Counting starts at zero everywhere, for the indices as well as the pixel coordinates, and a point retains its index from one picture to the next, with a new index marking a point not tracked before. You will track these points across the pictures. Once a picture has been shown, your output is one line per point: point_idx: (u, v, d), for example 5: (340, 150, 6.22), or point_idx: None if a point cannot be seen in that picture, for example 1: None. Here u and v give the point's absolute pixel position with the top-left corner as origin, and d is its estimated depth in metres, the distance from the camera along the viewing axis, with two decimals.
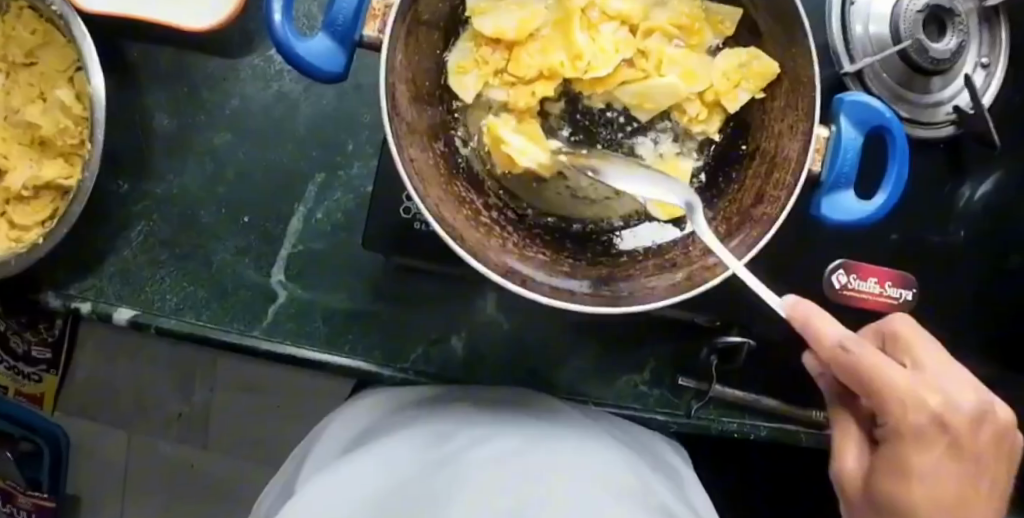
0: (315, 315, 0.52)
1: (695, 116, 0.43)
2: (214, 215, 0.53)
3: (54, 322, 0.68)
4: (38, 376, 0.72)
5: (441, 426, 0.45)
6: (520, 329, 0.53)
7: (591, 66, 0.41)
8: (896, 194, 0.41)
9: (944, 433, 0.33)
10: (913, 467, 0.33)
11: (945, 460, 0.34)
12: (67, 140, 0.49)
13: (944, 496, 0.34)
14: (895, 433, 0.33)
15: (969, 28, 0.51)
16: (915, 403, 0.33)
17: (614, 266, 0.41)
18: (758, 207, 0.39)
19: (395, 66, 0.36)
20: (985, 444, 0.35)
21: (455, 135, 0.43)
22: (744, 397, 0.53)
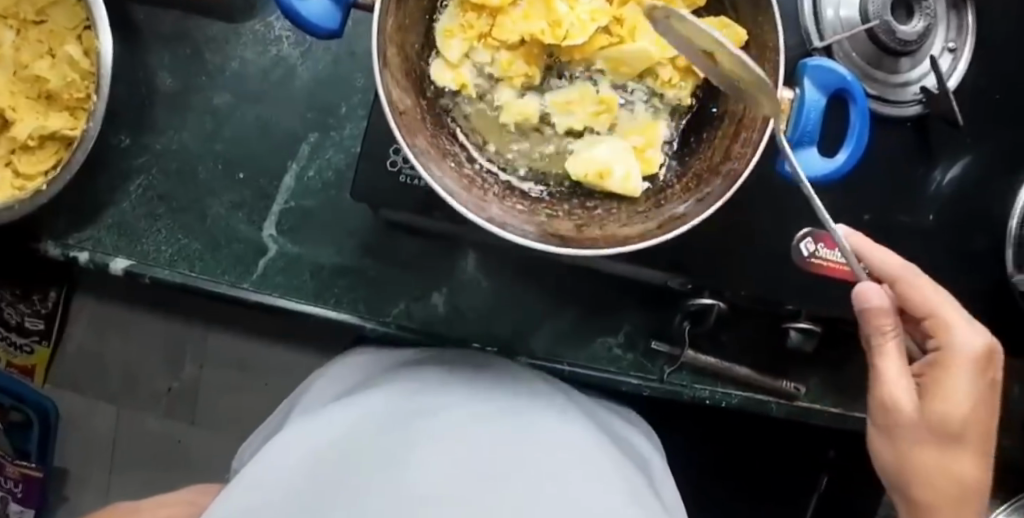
0: (303, 269, 0.55)
1: (667, 80, 0.44)
2: (211, 170, 0.55)
3: (48, 293, 0.75)
4: (31, 348, 0.77)
5: (419, 380, 0.47)
6: (498, 289, 0.56)
7: (568, 34, 0.43)
8: (858, 154, 0.42)
9: (977, 367, 0.42)
10: (949, 387, 0.41)
11: (970, 393, 0.41)
12: (75, 93, 0.50)
13: (966, 418, 0.42)
14: (946, 362, 0.41)
15: (937, 12, 0.53)
16: (941, 323, 0.42)
17: (589, 217, 0.43)
18: (726, 164, 0.41)
19: (386, 30, 0.39)
20: (989, 388, 0.42)
21: (452, 103, 0.45)
22: (718, 366, 0.55)
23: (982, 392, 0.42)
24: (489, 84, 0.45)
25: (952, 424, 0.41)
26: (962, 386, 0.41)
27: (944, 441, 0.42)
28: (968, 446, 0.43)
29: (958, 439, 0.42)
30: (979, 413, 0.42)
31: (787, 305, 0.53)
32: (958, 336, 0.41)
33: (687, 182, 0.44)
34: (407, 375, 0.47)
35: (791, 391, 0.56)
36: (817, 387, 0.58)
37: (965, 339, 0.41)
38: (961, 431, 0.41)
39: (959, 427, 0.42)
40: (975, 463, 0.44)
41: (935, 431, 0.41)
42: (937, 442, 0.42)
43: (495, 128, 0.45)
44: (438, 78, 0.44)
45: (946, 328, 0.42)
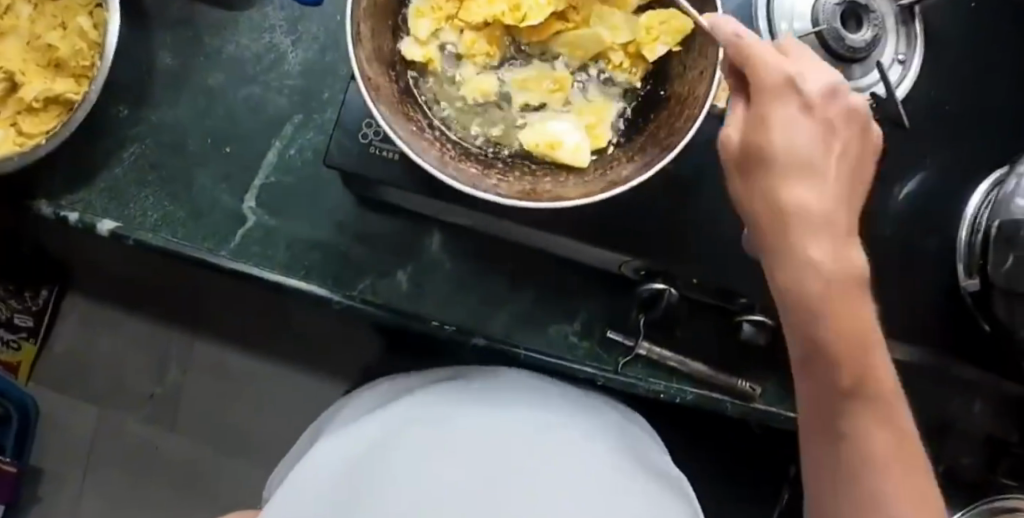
0: (278, 240, 0.57)
1: (618, 64, 0.48)
2: (201, 144, 0.58)
3: (39, 293, 0.94)
4: (18, 345, 0.94)
5: (442, 392, 0.55)
6: (460, 271, 0.58)
7: (526, 16, 0.46)
8: None
9: (800, 98, 0.37)
10: (769, 113, 0.37)
11: (804, 121, 0.37)
12: (81, 61, 0.55)
13: (803, 140, 0.36)
14: (759, 92, 0.37)
15: (885, 25, 0.56)
16: (775, 60, 0.37)
17: (541, 183, 0.45)
18: (670, 137, 0.44)
19: (360, 7, 0.42)
20: (831, 111, 0.37)
21: (419, 77, 0.48)
22: (671, 360, 0.57)
23: (820, 129, 0.37)
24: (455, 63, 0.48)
25: (776, 150, 0.36)
26: (788, 108, 0.37)
27: (770, 151, 0.36)
28: (813, 176, 0.36)
29: (799, 175, 0.36)
30: (815, 153, 0.37)
31: (740, 297, 0.55)
32: (785, 72, 0.37)
33: (636, 153, 0.46)
34: (433, 389, 0.55)
35: (745, 390, 0.58)
36: (771, 388, 0.59)
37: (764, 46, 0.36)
38: (788, 167, 0.36)
39: (795, 151, 0.36)
40: (847, 231, 0.37)
41: (765, 167, 0.37)
42: (747, 174, 0.38)
43: (457, 100, 0.48)
44: (405, 53, 0.47)
45: (767, 60, 0.37)
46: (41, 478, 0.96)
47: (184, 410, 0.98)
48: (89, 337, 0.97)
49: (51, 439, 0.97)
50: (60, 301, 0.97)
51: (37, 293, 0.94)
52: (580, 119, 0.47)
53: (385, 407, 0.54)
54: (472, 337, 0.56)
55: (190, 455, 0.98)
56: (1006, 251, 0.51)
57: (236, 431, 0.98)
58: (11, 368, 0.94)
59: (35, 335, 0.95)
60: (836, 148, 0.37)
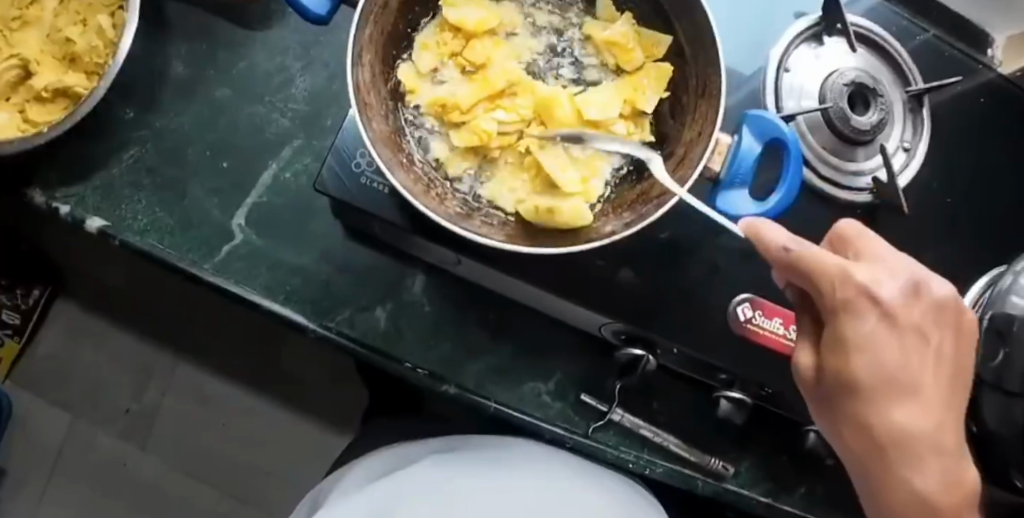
0: (262, 260, 0.56)
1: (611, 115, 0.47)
2: (199, 154, 0.58)
3: (31, 291, 0.91)
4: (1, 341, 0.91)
5: (453, 462, 0.61)
6: (441, 315, 0.56)
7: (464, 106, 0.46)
8: (790, 196, 0.44)
9: (879, 308, 0.40)
10: (854, 339, 0.40)
11: (887, 337, 0.41)
12: (95, 58, 0.55)
13: (889, 360, 0.41)
14: (831, 311, 0.40)
15: (892, 110, 0.56)
16: (845, 277, 0.39)
17: (521, 233, 0.44)
18: (661, 197, 0.43)
19: (365, 35, 0.42)
20: (914, 317, 0.41)
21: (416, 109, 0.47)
22: (643, 429, 0.56)
23: (903, 340, 0.41)
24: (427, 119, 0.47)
25: (867, 382, 0.40)
26: (876, 333, 0.40)
27: (855, 391, 0.41)
28: (910, 401, 0.41)
29: (891, 401, 0.41)
30: (896, 361, 0.41)
31: (721, 374, 0.54)
32: (860, 282, 0.40)
33: (625, 208, 0.45)
34: (443, 457, 0.61)
35: (718, 470, 0.56)
36: (746, 470, 0.58)
37: (831, 277, 0.39)
38: (881, 394, 0.41)
39: (884, 379, 0.41)
40: (946, 426, 0.42)
41: (856, 396, 0.41)
42: (832, 401, 0.42)
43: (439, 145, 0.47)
44: (401, 78, 0.46)
45: (835, 278, 0.39)
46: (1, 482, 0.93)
47: (157, 429, 0.96)
48: (73, 349, 0.95)
49: (17, 442, 0.94)
50: (49, 305, 0.94)
51: (28, 292, 0.91)
52: (573, 172, 0.46)
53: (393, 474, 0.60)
54: (442, 385, 0.54)
55: (158, 474, 0.95)
56: (998, 346, 0.50)
57: (208, 454, 0.96)
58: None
59: (20, 334, 0.92)
60: (913, 346, 0.41)
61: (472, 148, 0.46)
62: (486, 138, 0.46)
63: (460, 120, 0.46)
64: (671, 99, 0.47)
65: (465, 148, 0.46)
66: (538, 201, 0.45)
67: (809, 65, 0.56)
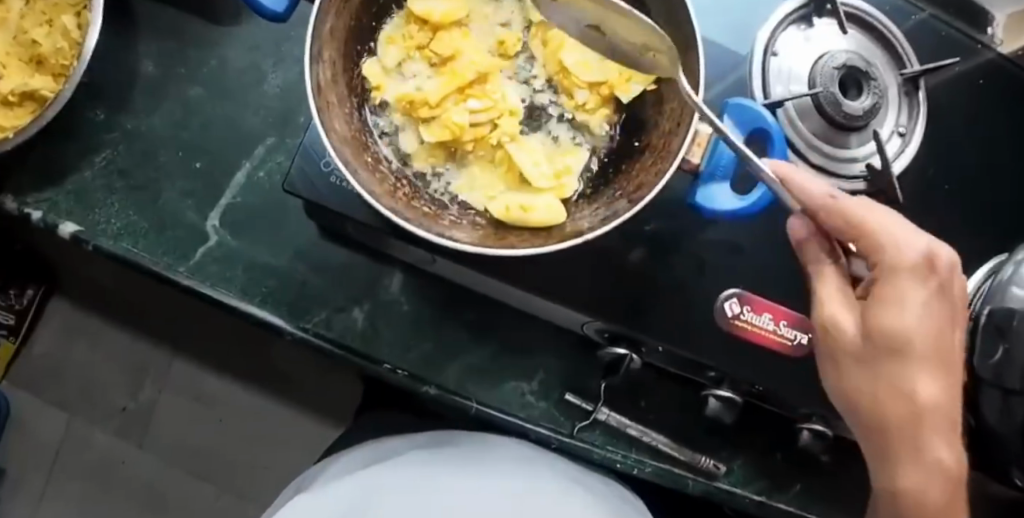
0: (238, 262, 0.54)
1: (582, 103, 0.45)
2: (171, 155, 0.56)
3: (25, 291, 0.90)
4: None
5: (433, 459, 0.60)
6: (421, 316, 0.54)
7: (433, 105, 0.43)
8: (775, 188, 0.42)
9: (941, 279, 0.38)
10: (909, 299, 0.38)
11: (941, 305, 0.39)
12: (61, 60, 0.54)
13: (937, 330, 0.38)
14: (891, 271, 0.38)
15: (886, 94, 0.54)
16: (914, 244, 0.38)
17: (493, 233, 0.42)
18: (638, 193, 0.41)
19: (323, 33, 0.39)
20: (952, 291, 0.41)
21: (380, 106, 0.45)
22: (631, 428, 0.54)
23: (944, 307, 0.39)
24: (395, 117, 0.45)
25: (920, 347, 0.38)
26: (936, 301, 0.38)
27: (919, 358, 0.38)
28: (942, 371, 0.40)
29: (931, 369, 0.39)
30: (943, 335, 0.39)
31: (709, 371, 0.52)
32: (927, 249, 0.38)
33: (599, 204, 0.43)
34: (424, 456, 0.60)
35: (708, 468, 0.55)
36: (738, 468, 0.57)
37: (912, 248, 0.37)
38: (925, 358, 0.39)
39: (933, 345, 0.39)
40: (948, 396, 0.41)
41: (896, 354, 0.38)
42: (873, 362, 0.39)
43: (406, 142, 0.45)
44: (365, 74, 0.44)
45: (899, 243, 0.38)
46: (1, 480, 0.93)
47: (153, 428, 0.95)
48: (67, 348, 0.94)
49: (14, 442, 0.93)
50: (44, 305, 0.93)
51: (22, 292, 0.90)
52: (548, 167, 0.44)
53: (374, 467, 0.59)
54: (423, 387, 0.53)
55: (156, 471, 0.95)
56: (997, 342, 0.48)
57: (205, 452, 0.95)
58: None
59: (16, 334, 0.91)
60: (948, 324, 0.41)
61: (441, 143, 0.44)
62: (458, 132, 0.43)
63: (430, 115, 0.44)
64: (656, 92, 0.44)
65: (434, 143, 0.44)
66: (508, 198, 0.43)
67: (799, 48, 0.53)
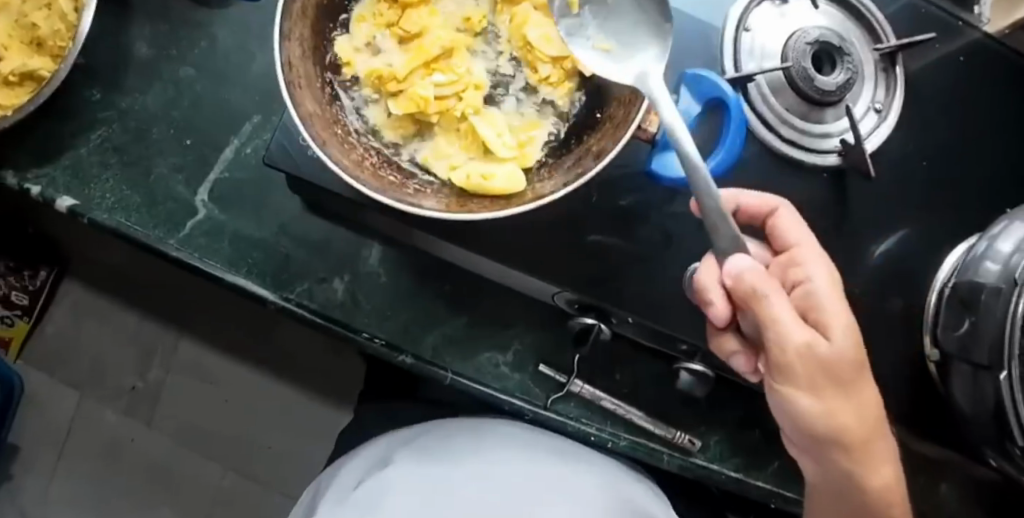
0: (224, 234, 0.56)
1: (546, 76, 0.46)
2: (163, 132, 0.58)
3: (38, 273, 0.94)
4: (11, 321, 0.94)
5: (426, 457, 0.55)
6: (401, 287, 0.55)
7: (402, 82, 0.45)
8: (729, 158, 0.43)
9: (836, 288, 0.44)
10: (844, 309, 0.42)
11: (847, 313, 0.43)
12: (58, 41, 0.57)
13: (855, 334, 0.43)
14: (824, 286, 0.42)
15: (861, 70, 0.54)
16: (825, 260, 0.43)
17: (456, 201, 0.43)
18: (595, 162, 0.41)
19: (293, 11, 0.40)
20: None
21: (350, 83, 0.46)
22: (604, 401, 0.55)
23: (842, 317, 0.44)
24: (365, 92, 0.46)
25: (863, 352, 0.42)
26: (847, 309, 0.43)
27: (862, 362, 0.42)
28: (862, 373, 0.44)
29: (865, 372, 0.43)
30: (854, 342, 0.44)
31: (681, 344, 0.52)
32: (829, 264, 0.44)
33: (562, 170, 0.43)
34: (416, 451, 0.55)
35: (683, 443, 0.55)
36: (715, 445, 0.57)
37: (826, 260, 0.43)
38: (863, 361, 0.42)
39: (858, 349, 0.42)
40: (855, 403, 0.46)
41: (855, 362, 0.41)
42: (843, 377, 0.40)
43: (377, 114, 0.46)
44: (336, 51, 0.45)
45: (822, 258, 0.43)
46: (15, 456, 0.96)
47: (161, 407, 0.98)
48: (78, 328, 0.97)
49: (27, 419, 0.96)
50: (56, 286, 0.96)
51: (35, 274, 0.93)
52: (509, 137, 0.45)
53: (372, 478, 0.54)
54: (398, 356, 0.53)
55: (163, 449, 0.97)
56: (963, 315, 0.48)
57: (210, 431, 0.97)
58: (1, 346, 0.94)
59: (30, 314, 0.95)
60: None
61: (410, 116, 0.45)
62: (424, 104, 0.45)
63: (397, 89, 0.45)
64: None
65: (402, 115, 0.45)
66: (471, 167, 0.44)
67: (772, 23, 0.54)
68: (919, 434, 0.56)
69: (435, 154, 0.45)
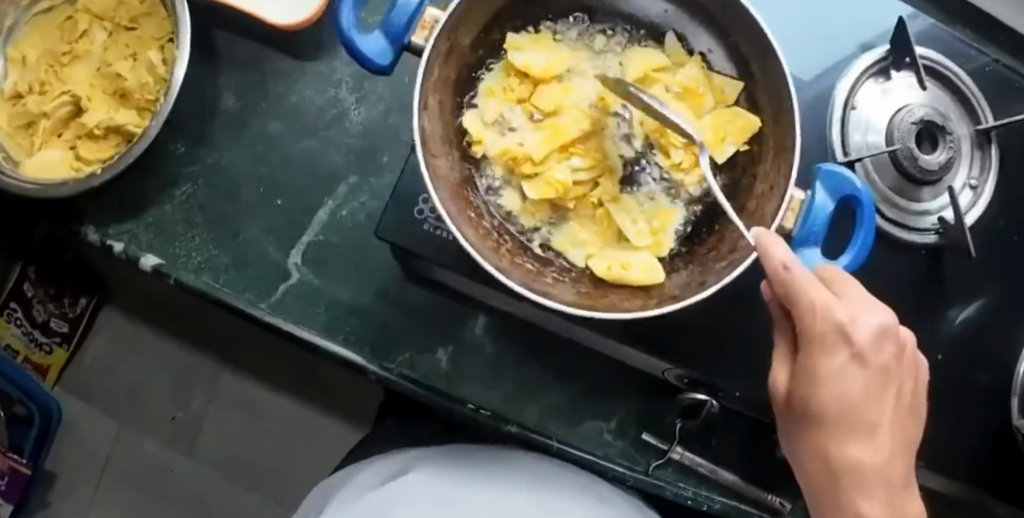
0: (321, 301, 0.55)
1: (678, 162, 0.45)
2: (251, 191, 0.56)
3: (79, 300, 0.91)
4: (49, 348, 0.90)
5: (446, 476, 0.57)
6: (506, 357, 0.55)
7: (539, 169, 0.44)
8: (861, 257, 0.44)
9: (850, 344, 0.37)
10: (821, 368, 0.38)
11: (854, 371, 0.38)
12: (146, 94, 0.54)
13: (850, 395, 0.38)
14: (806, 338, 0.37)
15: (960, 148, 0.55)
16: (823, 314, 0.36)
17: (596, 292, 0.43)
18: (732, 253, 0.42)
19: (431, 77, 0.39)
20: (885, 356, 0.38)
21: (478, 163, 0.44)
22: (702, 465, 0.55)
23: (864, 373, 0.38)
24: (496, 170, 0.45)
25: (823, 410, 0.38)
26: (846, 369, 0.38)
27: (829, 417, 0.38)
28: (872, 434, 0.39)
29: (846, 432, 0.39)
30: (857, 397, 0.38)
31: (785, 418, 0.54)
32: (837, 320, 0.36)
33: (696, 260, 0.44)
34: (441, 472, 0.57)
35: (775, 505, 0.55)
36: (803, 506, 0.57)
37: (828, 316, 0.36)
38: (835, 419, 0.38)
39: (846, 408, 0.38)
40: (899, 458, 0.40)
41: (818, 419, 0.38)
42: (799, 424, 0.40)
43: (512, 196, 0.45)
44: (466, 128, 0.44)
45: (815, 312, 0.36)
46: (50, 486, 0.94)
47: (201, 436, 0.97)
48: (117, 358, 0.95)
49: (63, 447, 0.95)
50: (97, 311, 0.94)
51: (75, 300, 0.90)
52: (644, 222, 0.45)
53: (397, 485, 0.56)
54: (504, 426, 0.53)
55: (200, 479, 0.96)
56: None
57: (252, 459, 0.96)
58: (39, 372, 0.90)
59: (69, 342, 0.92)
60: (882, 390, 0.39)
61: (546, 200, 0.44)
62: (562, 189, 0.44)
63: (534, 172, 0.44)
64: (746, 150, 0.45)
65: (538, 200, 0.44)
66: (608, 256, 0.44)
67: (875, 101, 0.55)
68: (997, 499, 0.59)
69: (567, 238, 0.45)
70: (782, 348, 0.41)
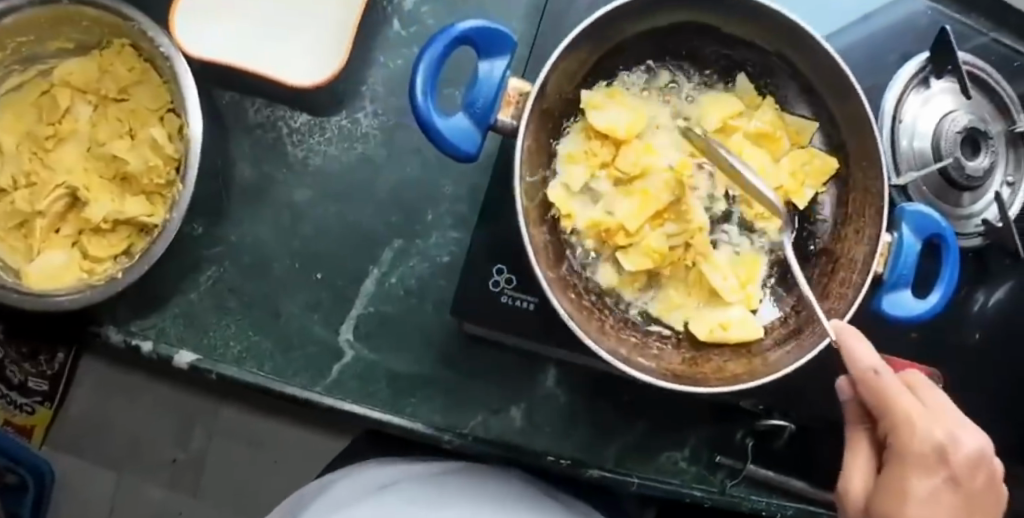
0: (380, 376, 0.52)
1: (761, 212, 0.43)
2: (286, 266, 0.52)
3: (55, 354, 0.73)
4: (32, 408, 0.75)
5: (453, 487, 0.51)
6: (578, 405, 0.54)
7: (631, 240, 0.42)
8: (949, 293, 0.43)
9: (945, 466, 0.33)
10: (911, 489, 0.33)
11: (942, 494, 0.33)
12: (154, 178, 0.47)
13: None
14: (896, 451, 0.34)
15: (998, 149, 0.55)
16: (919, 430, 0.33)
17: (700, 357, 0.42)
18: (825, 301, 0.42)
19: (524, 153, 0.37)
20: (974, 486, 0.35)
21: (568, 235, 0.43)
22: (777, 478, 0.54)
23: (951, 498, 0.34)
24: (586, 241, 0.43)
25: None
26: (936, 489, 0.33)
27: None
28: None
29: None
30: None
31: None
32: (933, 438, 0.33)
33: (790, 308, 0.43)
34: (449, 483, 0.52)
35: None
36: None
37: (925, 431, 0.33)
38: None
39: None
40: None
41: None
42: None
43: (607, 269, 0.43)
44: (553, 202, 0.42)
45: (913, 427, 0.33)
46: None
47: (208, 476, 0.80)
48: (97, 405, 0.77)
49: None
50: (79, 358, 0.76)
51: (52, 356, 0.73)
52: (732, 275, 0.43)
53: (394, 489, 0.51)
54: (586, 471, 0.53)
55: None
56: None
57: (259, 500, 0.79)
58: (22, 433, 0.76)
59: (51, 399, 0.75)
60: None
61: (643, 269, 0.43)
62: (660, 258, 0.42)
63: (628, 243, 0.42)
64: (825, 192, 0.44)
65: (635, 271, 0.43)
66: (705, 318, 0.42)
67: (919, 111, 0.53)
68: None
69: (662, 303, 0.44)
70: (858, 459, 0.37)
